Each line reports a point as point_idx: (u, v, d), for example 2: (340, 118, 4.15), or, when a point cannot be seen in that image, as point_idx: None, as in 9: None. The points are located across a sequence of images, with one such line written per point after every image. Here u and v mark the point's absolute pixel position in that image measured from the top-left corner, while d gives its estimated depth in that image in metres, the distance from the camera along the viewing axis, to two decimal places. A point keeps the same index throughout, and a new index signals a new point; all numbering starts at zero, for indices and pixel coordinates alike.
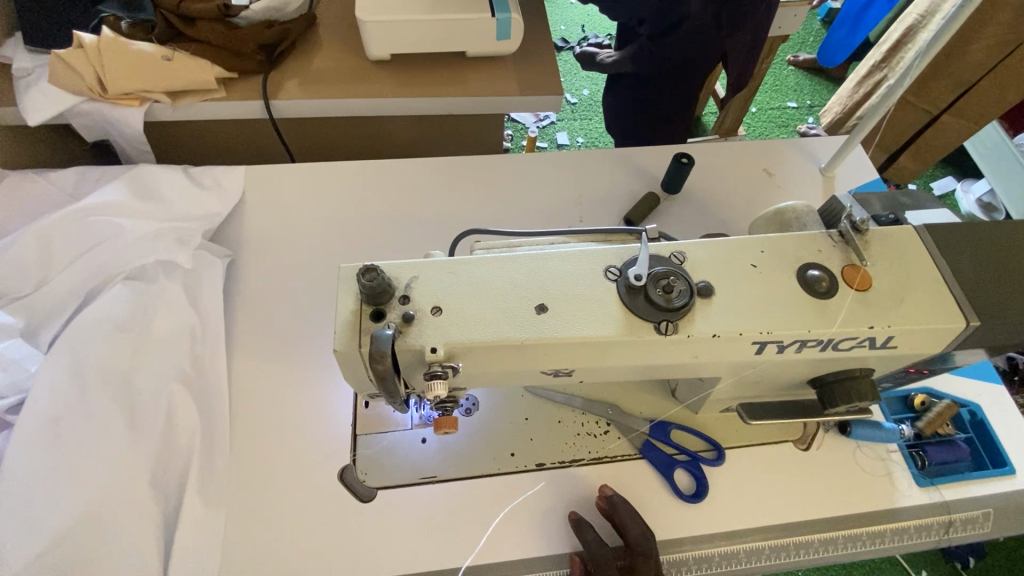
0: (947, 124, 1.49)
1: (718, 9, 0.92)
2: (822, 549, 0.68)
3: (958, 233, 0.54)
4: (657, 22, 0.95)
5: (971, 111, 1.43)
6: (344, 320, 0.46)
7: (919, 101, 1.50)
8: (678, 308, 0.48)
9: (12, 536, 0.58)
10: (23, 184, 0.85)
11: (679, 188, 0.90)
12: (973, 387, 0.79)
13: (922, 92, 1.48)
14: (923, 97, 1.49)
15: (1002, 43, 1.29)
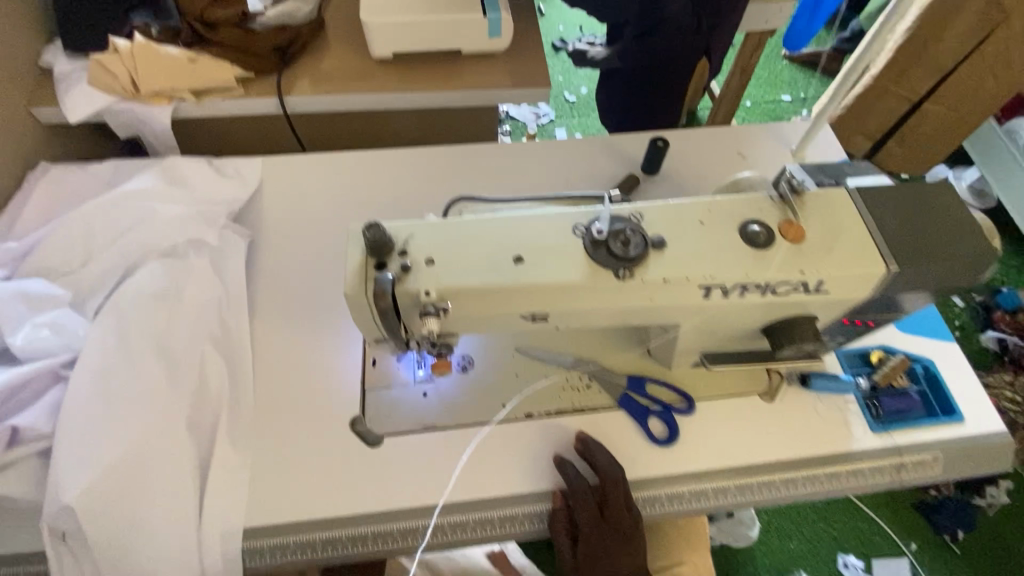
0: (929, 112, 1.51)
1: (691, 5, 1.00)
2: (783, 487, 0.76)
3: (883, 194, 0.62)
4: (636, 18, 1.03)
5: (951, 98, 1.47)
6: (352, 270, 0.55)
7: (900, 88, 1.49)
8: (634, 258, 0.56)
9: (70, 468, 0.66)
10: (67, 174, 0.96)
11: (657, 169, 0.98)
12: (927, 345, 0.86)
13: (903, 79, 1.47)
14: (905, 84, 1.48)
15: (974, 30, 1.34)
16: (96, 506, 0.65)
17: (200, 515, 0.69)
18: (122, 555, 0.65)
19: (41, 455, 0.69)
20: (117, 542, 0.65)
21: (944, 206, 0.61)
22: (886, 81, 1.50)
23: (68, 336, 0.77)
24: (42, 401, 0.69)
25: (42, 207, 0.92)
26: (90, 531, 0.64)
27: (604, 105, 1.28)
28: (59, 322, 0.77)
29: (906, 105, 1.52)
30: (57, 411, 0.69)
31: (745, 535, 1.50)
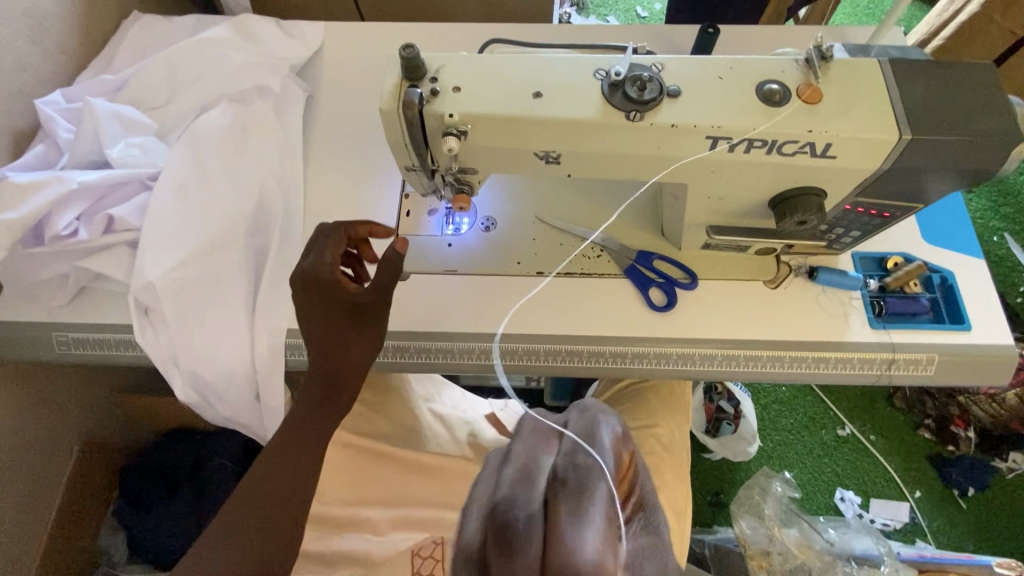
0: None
1: None
2: (769, 363, 0.81)
3: (914, 68, 0.62)
4: None
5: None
6: (388, 89, 0.61)
7: (1005, 20, 1.33)
8: (647, 102, 0.59)
9: (154, 254, 0.80)
10: (154, 23, 1.06)
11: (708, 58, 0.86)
12: (950, 258, 0.85)
13: (1010, 10, 1.31)
14: (1011, 17, 1.32)
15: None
16: (173, 287, 0.79)
17: (253, 312, 0.82)
18: (191, 330, 0.80)
19: (130, 247, 0.83)
20: (188, 318, 0.80)
21: (978, 85, 0.61)
22: (991, 10, 1.34)
23: (154, 155, 0.88)
24: (134, 201, 0.82)
25: (133, 50, 1.04)
26: (167, 304, 0.79)
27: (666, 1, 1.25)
28: (147, 145, 0.89)
29: (1008, 39, 1.36)
30: (144, 210, 0.82)
31: (745, 451, 1.59)
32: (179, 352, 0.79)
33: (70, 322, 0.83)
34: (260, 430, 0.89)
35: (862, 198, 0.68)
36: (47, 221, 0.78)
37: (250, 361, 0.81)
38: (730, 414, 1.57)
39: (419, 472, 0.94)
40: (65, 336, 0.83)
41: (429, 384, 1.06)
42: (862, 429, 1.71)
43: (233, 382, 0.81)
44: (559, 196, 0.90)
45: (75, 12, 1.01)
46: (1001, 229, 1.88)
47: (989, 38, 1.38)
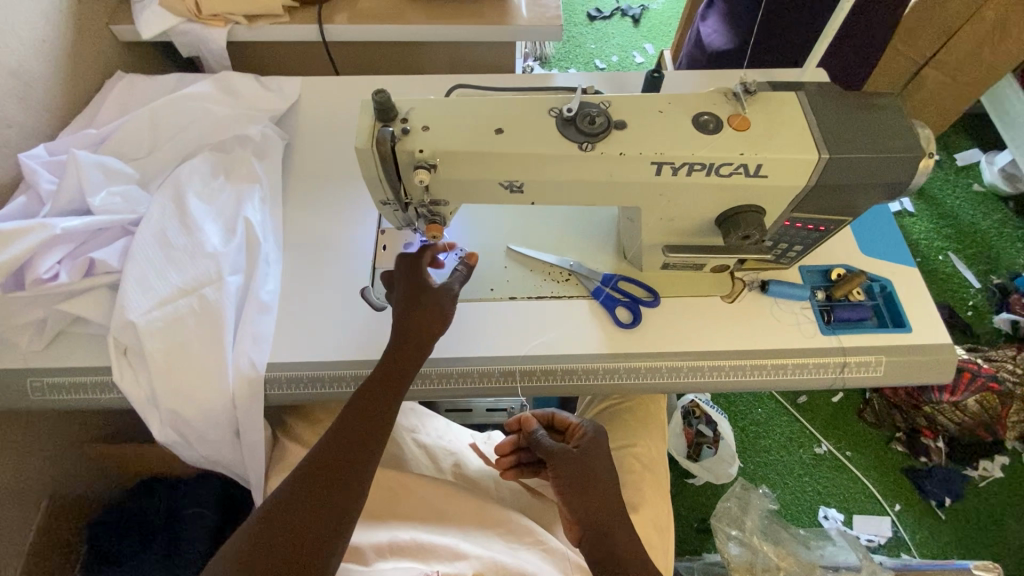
0: (930, 75, 1.50)
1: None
2: (731, 373, 0.86)
3: (827, 98, 0.71)
4: None
5: (952, 62, 1.45)
6: (363, 130, 0.67)
7: (907, 49, 1.46)
8: (597, 134, 0.66)
9: (135, 294, 0.81)
10: (137, 81, 1.12)
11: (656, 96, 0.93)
12: (887, 267, 0.93)
13: (911, 40, 1.44)
14: (912, 45, 1.45)
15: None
16: (153, 326, 0.80)
17: (233, 347, 0.84)
18: (171, 369, 0.81)
19: (110, 290, 0.85)
20: (167, 358, 0.81)
21: (883, 111, 0.69)
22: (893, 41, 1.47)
23: (135, 203, 0.92)
24: (115, 245, 0.85)
25: (116, 106, 1.09)
26: (149, 344, 0.80)
27: None
28: (130, 194, 0.93)
29: (909, 67, 1.50)
30: (126, 253, 0.85)
31: (727, 473, 1.59)
32: (159, 391, 0.80)
33: (44, 367, 0.83)
34: (239, 468, 0.89)
35: (798, 213, 0.75)
36: (28, 266, 0.80)
37: (231, 398, 0.82)
38: (710, 438, 1.60)
39: (402, 503, 0.93)
40: (40, 381, 0.83)
41: (412, 417, 1.05)
42: (838, 446, 1.75)
43: (214, 419, 0.82)
44: (528, 227, 0.96)
45: (60, 73, 1.06)
46: (944, 248, 2.02)
47: (894, 66, 1.51)
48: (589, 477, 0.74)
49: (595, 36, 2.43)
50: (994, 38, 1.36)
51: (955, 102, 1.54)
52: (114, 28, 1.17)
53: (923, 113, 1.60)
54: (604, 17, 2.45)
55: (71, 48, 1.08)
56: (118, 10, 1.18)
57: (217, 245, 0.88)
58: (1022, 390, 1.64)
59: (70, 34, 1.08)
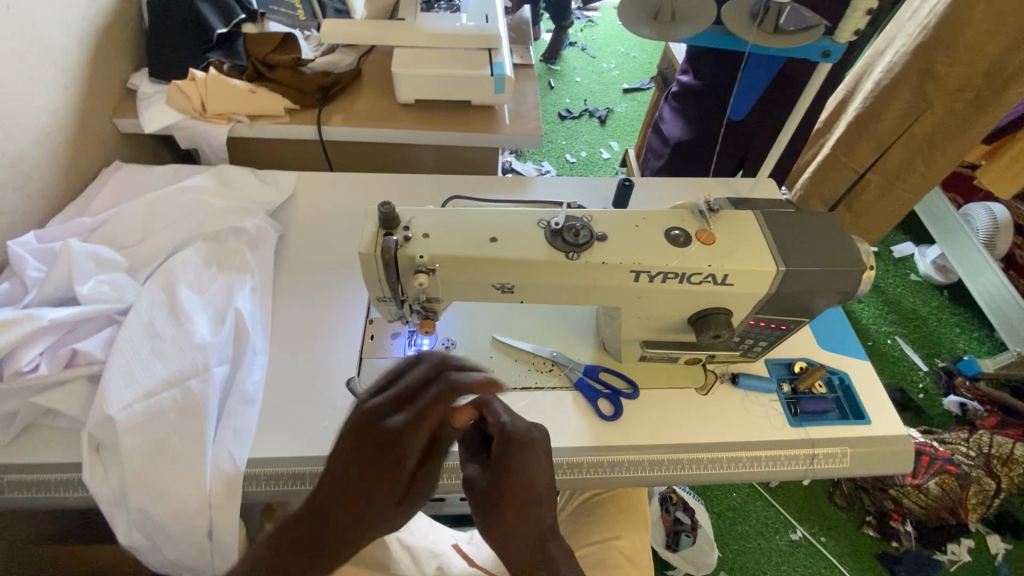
0: (872, 181, 1.60)
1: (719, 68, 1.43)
2: (710, 465, 0.89)
3: (780, 216, 0.81)
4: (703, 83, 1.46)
5: (890, 170, 1.55)
6: (367, 236, 0.73)
7: (849, 159, 1.61)
8: (582, 244, 0.73)
9: (117, 387, 0.80)
10: (135, 171, 1.16)
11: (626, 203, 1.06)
12: (843, 361, 1.01)
13: (851, 152, 1.59)
14: (853, 156, 1.59)
15: (906, 114, 1.45)
16: (132, 421, 0.78)
17: (212, 443, 0.82)
18: (147, 467, 0.78)
19: (88, 381, 0.83)
20: (144, 454, 0.78)
21: (829, 229, 0.80)
22: (837, 152, 1.63)
23: (123, 291, 0.92)
24: (100, 336, 0.84)
25: (110, 194, 1.11)
26: (126, 440, 0.77)
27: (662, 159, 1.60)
28: (117, 282, 0.92)
29: (852, 174, 1.62)
30: (111, 344, 0.84)
31: (708, 563, 1.57)
32: (131, 491, 0.77)
33: (5, 464, 0.79)
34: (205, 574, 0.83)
35: (762, 314, 0.83)
36: (7, 358, 0.78)
37: (207, 496, 0.79)
38: (688, 525, 1.57)
39: None
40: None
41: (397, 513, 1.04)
42: (812, 531, 1.76)
43: (185, 520, 0.78)
44: (513, 319, 1.01)
45: (59, 162, 1.09)
46: (891, 333, 2.17)
47: (839, 174, 1.65)
48: (522, 467, 0.66)
49: (566, 133, 2.66)
50: (925, 148, 1.46)
51: (895, 206, 1.61)
52: (116, 121, 1.23)
53: (866, 215, 1.67)
54: (574, 116, 2.70)
55: (72, 140, 1.12)
56: (122, 105, 1.24)
57: (206, 335, 0.89)
58: (977, 472, 1.71)
59: (74, 127, 1.12)
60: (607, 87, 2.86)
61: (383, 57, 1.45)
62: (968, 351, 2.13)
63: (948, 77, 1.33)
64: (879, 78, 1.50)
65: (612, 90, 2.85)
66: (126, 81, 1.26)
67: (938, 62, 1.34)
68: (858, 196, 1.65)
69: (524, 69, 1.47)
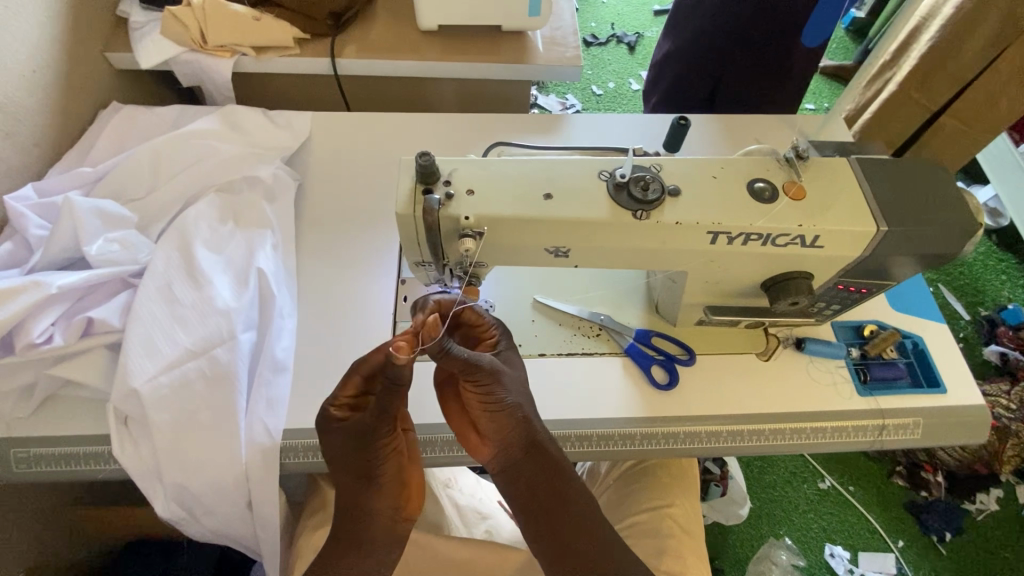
0: (945, 124, 1.38)
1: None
2: (771, 437, 0.83)
3: (880, 164, 0.69)
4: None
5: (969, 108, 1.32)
6: (404, 193, 0.64)
7: (921, 97, 1.37)
8: (652, 202, 0.63)
9: (140, 357, 0.74)
10: (134, 114, 1.05)
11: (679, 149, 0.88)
12: (917, 324, 0.92)
13: (924, 89, 1.36)
14: (926, 92, 1.36)
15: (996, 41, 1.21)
16: (159, 393, 0.74)
17: (244, 415, 0.77)
18: (180, 442, 0.74)
19: (108, 349, 0.78)
20: (174, 428, 0.74)
21: (938, 178, 0.68)
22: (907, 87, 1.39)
23: (135, 251, 0.84)
24: (115, 303, 0.78)
25: (111, 140, 1.01)
26: (155, 415, 0.73)
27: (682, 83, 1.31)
28: (127, 240, 0.84)
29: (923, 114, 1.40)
30: (128, 310, 0.78)
31: (736, 514, 1.57)
32: (164, 465, 0.74)
33: (33, 436, 0.76)
34: (248, 542, 0.81)
35: (847, 278, 0.73)
36: (19, 328, 0.73)
37: (243, 470, 0.76)
38: (717, 475, 1.52)
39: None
40: (26, 452, 0.75)
41: (448, 469, 1.05)
42: (841, 480, 1.74)
43: (224, 493, 0.75)
44: (556, 277, 0.92)
45: (53, 105, 0.99)
46: (936, 281, 2.05)
47: (906, 113, 1.42)
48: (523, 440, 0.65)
49: (592, 62, 2.44)
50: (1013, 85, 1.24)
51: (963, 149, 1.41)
52: (108, 55, 1.10)
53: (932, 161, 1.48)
54: (600, 43, 2.47)
55: (62, 78, 1.01)
56: (114, 36, 1.11)
57: (228, 299, 0.82)
58: (1018, 426, 1.65)
59: (63, 64, 1.01)
60: (638, 8, 2.59)
61: None
62: (1015, 300, 2.01)
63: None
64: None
65: (643, 12, 2.58)
66: (115, 8, 1.12)
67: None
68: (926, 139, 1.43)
69: None
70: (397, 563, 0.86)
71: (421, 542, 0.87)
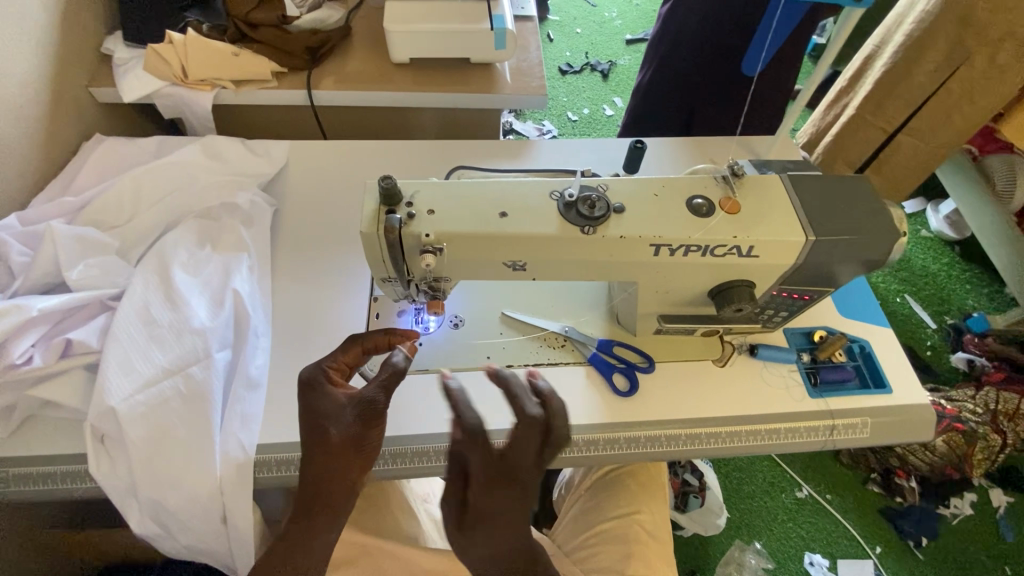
0: (902, 143, 1.43)
1: (731, 13, 1.15)
2: (728, 439, 0.87)
3: (810, 180, 0.75)
4: (703, 31, 1.19)
5: (923, 130, 1.38)
6: (368, 214, 0.68)
7: (875, 119, 1.45)
8: (598, 217, 0.69)
9: (117, 375, 0.77)
10: (117, 144, 1.09)
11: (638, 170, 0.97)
12: (864, 329, 0.98)
13: (879, 111, 1.43)
14: (880, 115, 1.43)
15: (943, 65, 1.27)
16: (137, 409, 0.76)
17: (219, 429, 0.80)
18: (155, 457, 0.76)
19: (87, 370, 0.81)
20: (149, 444, 0.76)
21: (863, 191, 0.74)
22: (862, 111, 1.47)
23: (115, 275, 0.87)
24: (94, 324, 0.81)
25: (93, 170, 1.05)
26: (131, 431, 0.75)
27: (648, 109, 1.39)
28: (107, 264, 0.88)
29: (880, 136, 1.46)
30: (107, 331, 0.81)
31: (714, 523, 1.58)
32: (140, 481, 0.76)
33: (9, 456, 0.78)
34: (222, 557, 0.82)
35: (786, 285, 0.79)
36: None
37: (217, 484, 0.78)
38: (696, 487, 1.55)
39: None
40: (2, 472, 0.77)
41: (425, 484, 1.08)
42: (819, 489, 1.73)
43: (198, 508, 0.77)
44: (522, 292, 0.97)
45: (38, 138, 1.03)
46: (902, 291, 2.12)
47: (864, 135, 1.49)
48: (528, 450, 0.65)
49: (566, 89, 2.54)
50: (964, 103, 1.28)
51: (925, 170, 1.44)
52: (92, 89, 1.15)
53: (896, 183, 1.50)
54: (575, 71, 2.57)
55: (47, 112, 1.05)
56: (98, 72, 1.16)
57: (205, 319, 0.85)
58: (983, 429, 1.67)
59: (49, 98, 1.05)
60: (610, 38, 2.71)
61: (373, 11, 1.34)
62: (978, 308, 2.08)
63: (990, 23, 1.17)
64: (910, 25, 1.33)
65: (615, 41, 2.70)
66: (99, 46, 1.18)
67: (979, 5, 1.17)
68: (885, 159, 1.48)
69: (524, 21, 1.37)
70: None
71: (395, 553, 0.89)
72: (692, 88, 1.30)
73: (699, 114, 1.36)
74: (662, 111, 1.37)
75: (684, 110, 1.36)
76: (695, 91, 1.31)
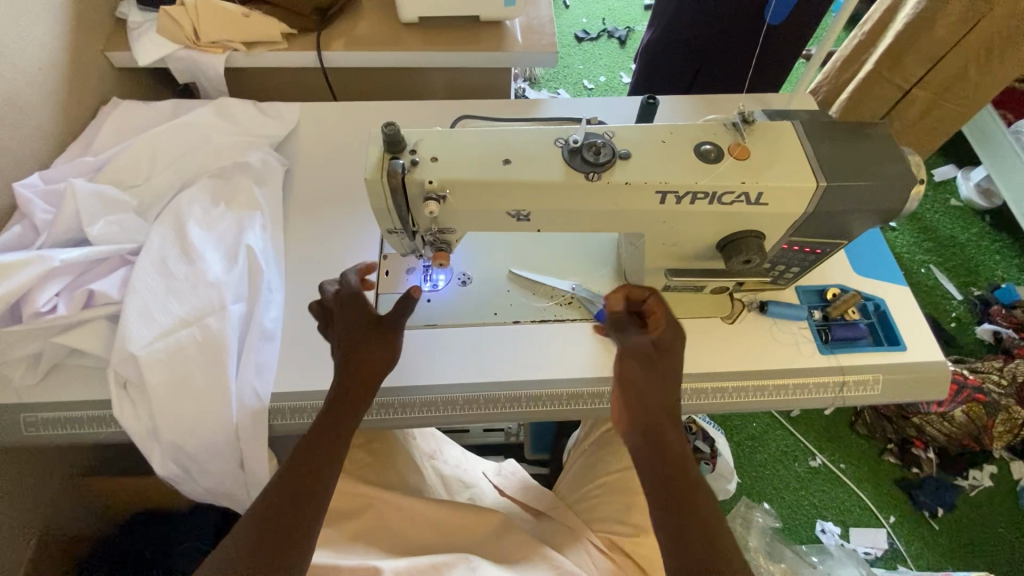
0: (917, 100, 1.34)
1: None
2: (735, 395, 0.87)
3: (824, 127, 0.73)
4: None
5: (940, 85, 1.29)
6: (373, 161, 0.69)
7: (893, 75, 1.31)
8: (603, 163, 0.68)
9: (137, 322, 0.80)
10: (134, 108, 1.12)
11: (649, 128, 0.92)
12: (879, 287, 0.96)
13: (897, 66, 1.29)
14: (898, 71, 1.29)
15: (964, 17, 1.17)
16: (157, 356, 0.79)
17: (233, 377, 0.82)
18: (175, 402, 0.79)
19: (109, 321, 0.84)
20: (169, 390, 0.79)
21: (879, 138, 0.72)
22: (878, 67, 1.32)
23: (133, 232, 0.90)
24: (115, 277, 0.84)
25: (111, 133, 1.08)
26: (150, 375, 0.79)
27: (666, 69, 1.35)
28: (125, 222, 0.90)
29: (895, 93, 1.33)
30: (127, 283, 0.83)
31: (724, 489, 1.59)
32: (161, 425, 0.79)
33: (39, 402, 0.82)
34: (242, 501, 0.86)
35: (796, 237, 0.77)
36: (25, 300, 0.79)
37: (234, 429, 0.81)
38: (707, 454, 1.57)
39: (412, 528, 0.92)
40: (34, 416, 0.81)
41: (433, 441, 1.11)
42: (832, 459, 1.71)
43: (216, 451, 0.81)
44: (528, 251, 0.97)
45: (58, 100, 1.06)
46: (927, 261, 2.05)
47: (879, 94, 1.35)
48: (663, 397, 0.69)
49: (582, 57, 2.48)
50: (981, 56, 1.22)
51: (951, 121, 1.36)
52: (109, 55, 1.17)
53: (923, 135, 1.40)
54: (591, 38, 2.51)
55: (66, 75, 1.07)
56: (115, 36, 1.18)
57: (219, 273, 0.87)
58: (1006, 401, 1.62)
59: (67, 61, 1.07)
60: (628, 2, 2.63)
61: None
62: (1008, 279, 2.00)
63: None
64: None
65: (634, 6, 2.62)
66: (114, 10, 1.19)
67: None
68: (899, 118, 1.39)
69: None
70: (375, 526, 0.92)
71: (398, 503, 0.93)
72: (710, 43, 1.25)
73: (715, 72, 1.32)
74: (678, 72, 1.34)
75: (700, 68, 1.32)
76: (711, 50, 1.27)
